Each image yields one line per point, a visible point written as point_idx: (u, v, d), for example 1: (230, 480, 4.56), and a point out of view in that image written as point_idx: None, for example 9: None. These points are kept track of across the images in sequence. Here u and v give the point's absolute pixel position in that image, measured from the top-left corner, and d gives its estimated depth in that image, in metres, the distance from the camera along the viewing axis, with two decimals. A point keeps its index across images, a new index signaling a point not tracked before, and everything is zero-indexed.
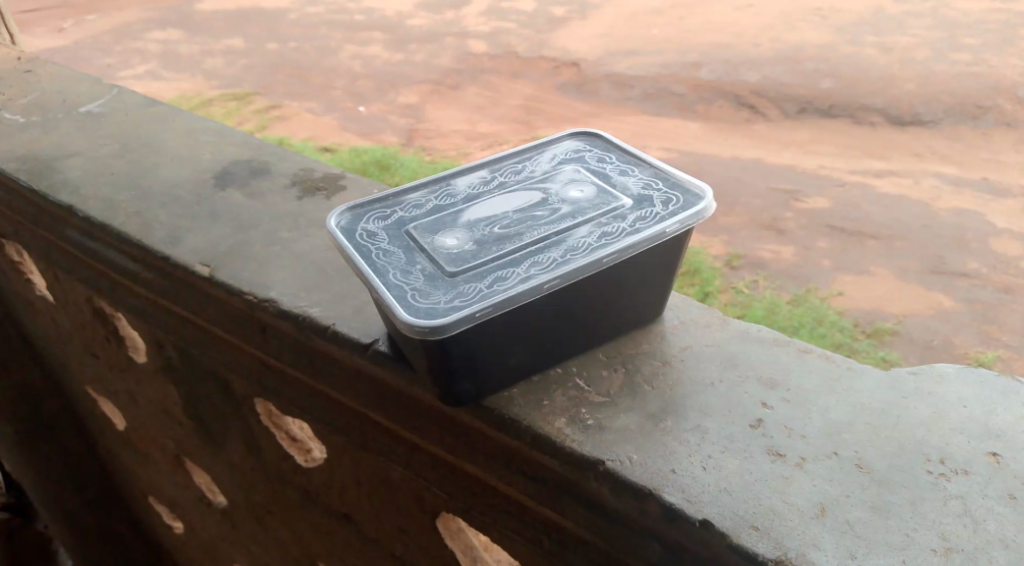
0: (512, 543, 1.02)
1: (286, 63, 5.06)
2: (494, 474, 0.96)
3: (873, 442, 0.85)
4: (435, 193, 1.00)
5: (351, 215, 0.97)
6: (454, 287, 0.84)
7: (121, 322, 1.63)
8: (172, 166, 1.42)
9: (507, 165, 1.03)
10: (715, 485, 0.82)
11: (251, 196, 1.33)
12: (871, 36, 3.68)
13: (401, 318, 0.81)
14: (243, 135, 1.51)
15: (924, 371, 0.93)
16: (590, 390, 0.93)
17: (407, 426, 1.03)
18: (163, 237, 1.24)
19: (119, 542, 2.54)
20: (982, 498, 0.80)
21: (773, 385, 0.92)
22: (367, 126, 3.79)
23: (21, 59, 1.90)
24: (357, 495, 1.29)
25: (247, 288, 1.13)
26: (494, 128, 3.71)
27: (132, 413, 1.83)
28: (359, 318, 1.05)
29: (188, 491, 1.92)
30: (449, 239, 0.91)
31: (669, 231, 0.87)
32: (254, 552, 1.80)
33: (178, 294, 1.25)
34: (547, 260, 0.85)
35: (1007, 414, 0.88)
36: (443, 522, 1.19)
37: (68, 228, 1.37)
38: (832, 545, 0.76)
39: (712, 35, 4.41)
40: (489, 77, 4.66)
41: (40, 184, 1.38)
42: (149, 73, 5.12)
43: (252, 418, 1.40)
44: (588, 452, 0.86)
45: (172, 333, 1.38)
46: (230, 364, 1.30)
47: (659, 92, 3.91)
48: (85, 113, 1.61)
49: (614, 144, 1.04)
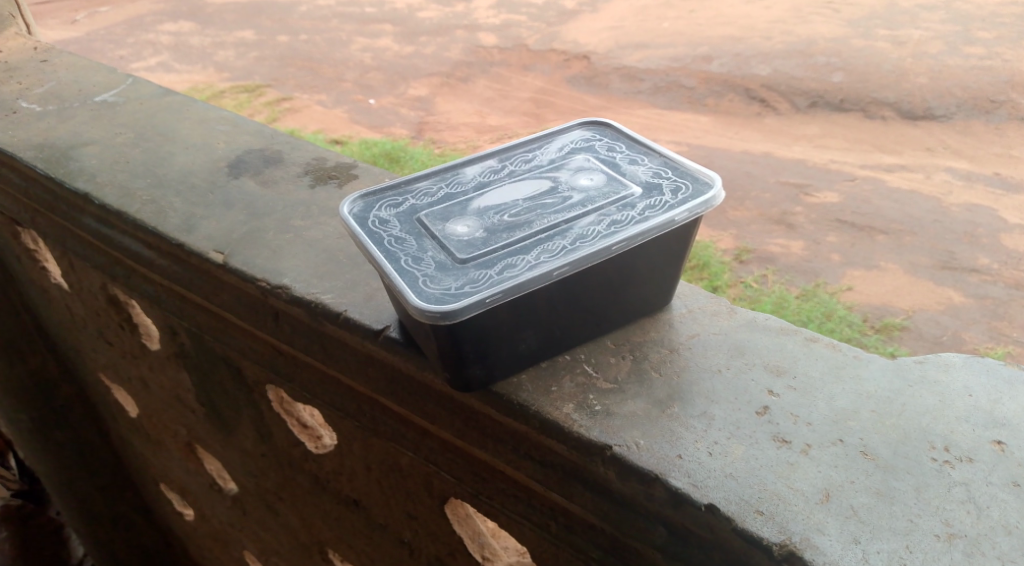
0: (519, 528, 1.04)
1: (297, 55, 5.11)
2: (503, 458, 0.98)
3: (878, 429, 0.86)
4: (446, 181, 1.01)
5: (364, 203, 0.98)
6: (465, 273, 0.85)
7: (135, 309, 1.65)
8: (186, 155, 1.44)
9: (518, 154, 1.04)
10: (721, 470, 0.83)
11: (264, 184, 1.35)
12: (883, 31, 3.68)
13: (413, 303, 0.82)
14: (256, 124, 1.53)
15: (930, 360, 0.94)
16: (597, 376, 0.94)
17: (418, 411, 1.04)
18: (178, 224, 1.26)
19: (130, 529, 2.58)
20: (986, 485, 0.80)
21: (779, 372, 0.93)
22: (378, 118, 3.83)
23: (37, 48, 1.91)
24: (367, 481, 1.31)
25: (261, 275, 1.15)
26: (504, 122, 3.77)
27: (145, 400, 1.85)
28: (370, 305, 1.06)
29: (199, 477, 1.95)
30: (460, 227, 0.92)
31: (678, 220, 0.88)
32: (263, 537, 1.83)
33: (192, 281, 1.27)
34: (557, 247, 0.86)
35: (1011, 402, 0.88)
36: (451, 507, 1.21)
37: (84, 215, 1.39)
38: (837, 530, 0.77)
39: (723, 27, 4.42)
40: (500, 71, 4.70)
41: (56, 172, 1.40)
42: (162, 65, 5.20)
43: (264, 403, 1.41)
44: (595, 437, 0.87)
45: (185, 320, 1.39)
46: (243, 351, 1.32)
47: (671, 86, 3.97)
48: (99, 103, 1.63)
49: (624, 133, 1.05)
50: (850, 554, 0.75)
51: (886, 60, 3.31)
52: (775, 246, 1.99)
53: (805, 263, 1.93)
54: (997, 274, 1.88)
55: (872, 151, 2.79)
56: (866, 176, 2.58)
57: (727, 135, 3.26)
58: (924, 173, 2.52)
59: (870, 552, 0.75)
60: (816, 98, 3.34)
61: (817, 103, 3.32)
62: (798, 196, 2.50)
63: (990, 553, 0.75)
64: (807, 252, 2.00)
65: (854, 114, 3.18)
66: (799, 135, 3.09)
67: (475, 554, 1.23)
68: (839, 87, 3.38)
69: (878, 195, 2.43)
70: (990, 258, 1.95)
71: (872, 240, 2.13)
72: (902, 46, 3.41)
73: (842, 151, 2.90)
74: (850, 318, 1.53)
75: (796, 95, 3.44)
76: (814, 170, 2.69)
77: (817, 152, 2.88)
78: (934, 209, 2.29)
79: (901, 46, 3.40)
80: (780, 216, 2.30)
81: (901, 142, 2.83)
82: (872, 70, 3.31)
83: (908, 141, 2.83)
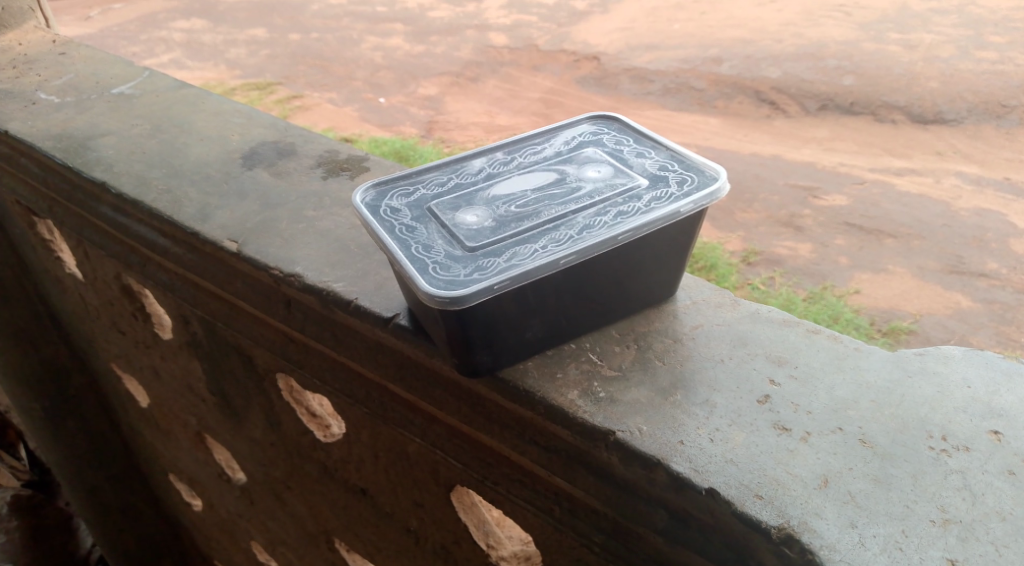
0: (524, 514, 1.06)
1: (308, 53, 5.15)
2: (508, 443, 1.00)
3: (877, 418, 0.88)
4: (456, 172, 1.03)
5: (376, 192, 1.01)
6: (474, 261, 0.87)
7: (149, 299, 1.67)
8: (201, 147, 1.46)
9: (527, 146, 1.06)
10: (721, 455, 0.85)
11: (277, 175, 1.37)
12: (895, 34, 3.66)
13: (422, 289, 0.85)
14: (270, 118, 1.55)
15: (930, 352, 0.96)
16: (602, 364, 0.96)
17: (426, 397, 1.06)
18: (193, 214, 1.29)
19: (139, 520, 2.61)
20: (982, 473, 0.82)
21: (780, 362, 0.95)
22: (388, 117, 3.88)
23: (56, 41, 1.95)
24: (375, 469, 1.33)
25: (274, 263, 1.17)
26: (514, 121, 3.82)
27: (156, 389, 1.88)
28: (381, 293, 1.08)
29: (208, 467, 1.98)
30: (469, 216, 0.94)
31: (683, 211, 0.90)
32: (271, 527, 1.85)
33: (206, 270, 1.30)
34: (563, 237, 0.88)
35: (1009, 394, 0.90)
36: (457, 495, 1.23)
37: (101, 204, 1.42)
38: (834, 514, 0.79)
39: (734, 30, 4.42)
40: (509, 71, 4.73)
41: (74, 161, 1.43)
42: (175, 62, 5.27)
43: (274, 392, 1.44)
44: (599, 422, 0.89)
45: (199, 308, 1.42)
46: (255, 338, 1.35)
47: (680, 87, 4.00)
48: (116, 95, 1.66)
49: (631, 127, 1.07)
50: (847, 537, 0.77)
51: (897, 64, 3.33)
52: (783, 248, 2.02)
53: (813, 266, 1.95)
54: (1006, 278, 1.89)
55: (882, 154, 2.80)
56: (875, 180, 2.60)
57: (736, 138, 3.28)
58: (934, 177, 2.53)
59: (867, 536, 0.77)
60: (826, 101, 3.37)
61: (827, 106, 3.35)
62: (806, 198, 2.52)
63: (983, 538, 0.76)
64: (815, 254, 2.02)
65: (863, 117, 3.18)
66: (809, 138, 3.10)
67: (479, 542, 1.25)
68: (849, 90, 3.37)
69: (887, 199, 2.44)
70: (998, 262, 1.96)
71: (881, 244, 2.13)
72: (913, 50, 3.41)
73: (852, 154, 2.91)
74: (857, 321, 1.56)
75: (806, 98, 3.46)
76: (822, 173, 2.70)
77: (827, 155, 2.90)
78: (943, 213, 2.29)
79: (913, 50, 3.40)
80: (788, 218, 2.33)
81: (910, 146, 2.82)
82: (882, 73, 3.31)
83: (917, 145, 2.83)
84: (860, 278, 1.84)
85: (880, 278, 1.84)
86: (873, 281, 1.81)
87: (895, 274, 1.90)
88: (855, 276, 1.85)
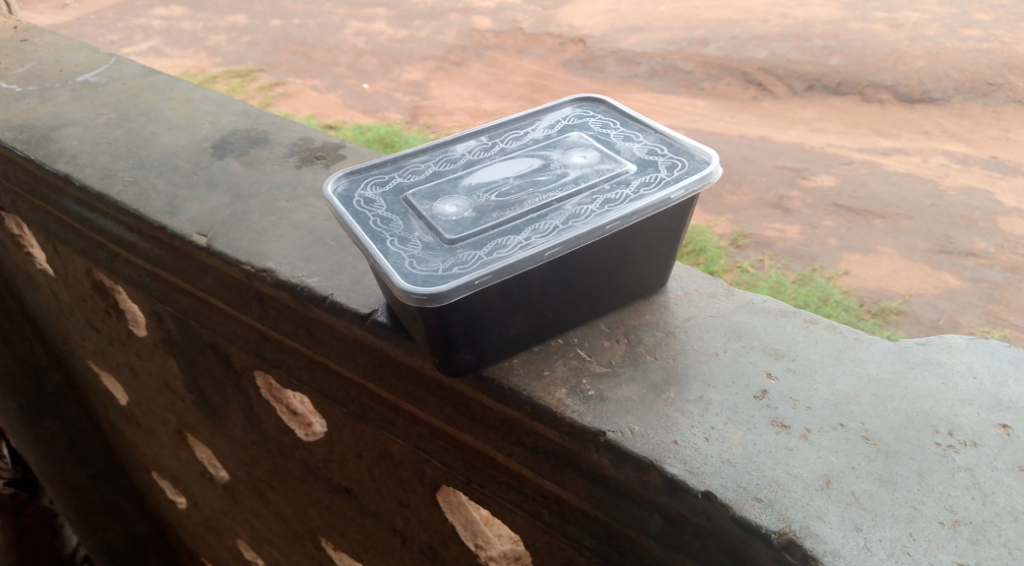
0: (512, 516, 1.01)
1: (290, 39, 5.05)
2: (493, 445, 0.95)
3: (879, 413, 0.83)
4: (435, 159, 0.97)
5: (349, 181, 0.95)
6: (453, 254, 0.82)
7: (121, 295, 1.61)
8: (169, 136, 1.40)
9: (508, 131, 1.01)
10: (718, 456, 0.80)
11: (249, 165, 1.31)
12: (880, 13, 3.61)
13: (398, 285, 0.79)
14: (242, 105, 1.49)
15: (933, 342, 0.91)
16: (591, 360, 0.91)
17: (406, 397, 1.01)
18: (160, 206, 1.23)
19: (122, 519, 2.55)
20: (991, 470, 0.78)
21: (777, 355, 0.90)
22: (371, 103, 3.81)
23: (18, 28, 1.87)
24: (358, 468, 1.28)
25: (245, 258, 1.12)
26: (499, 106, 3.76)
27: (132, 385, 1.82)
28: (357, 289, 1.03)
29: (190, 466, 1.92)
30: (448, 206, 0.89)
31: (674, 198, 0.85)
32: (255, 525, 1.80)
33: (176, 265, 1.24)
34: (549, 227, 0.83)
35: (1016, 385, 0.86)
36: (443, 495, 1.19)
37: (66, 198, 1.35)
38: (837, 517, 0.75)
39: (720, 11, 4.35)
40: (495, 55, 4.65)
41: (35, 153, 1.36)
42: (153, 50, 5.16)
43: (252, 390, 1.38)
44: (589, 422, 0.84)
45: (171, 304, 1.36)
46: (230, 336, 1.29)
47: (666, 69, 3.92)
48: (81, 83, 1.59)
49: (617, 109, 1.02)
50: (852, 541, 0.73)
51: (884, 43, 3.25)
52: (772, 231, 1.97)
53: (802, 248, 1.89)
54: (994, 257, 1.86)
55: (870, 134, 2.76)
56: (863, 160, 2.54)
57: (723, 119, 3.22)
58: (921, 157, 2.49)
59: (873, 541, 0.73)
60: (813, 81, 3.29)
61: (814, 86, 3.28)
62: (794, 179, 2.46)
63: (995, 540, 0.73)
64: (804, 236, 1.97)
65: (851, 97, 3.12)
66: (796, 118, 3.04)
67: (467, 542, 1.21)
68: (836, 70, 3.30)
69: (876, 178, 2.39)
70: (987, 241, 1.93)
71: (869, 224, 2.09)
72: (899, 29, 3.35)
73: (839, 135, 2.86)
74: (846, 302, 1.51)
75: (794, 78, 3.36)
76: (810, 155, 2.63)
77: (814, 136, 2.82)
78: (931, 192, 2.26)
79: (898, 29, 3.35)
80: (776, 199, 2.27)
81: (898, 126, 2.79)
82: (867, 54, 3.22)
83: (906, 124, 2.80)
84: (834, 253, 1.83)
85: (848, 252, 1.85)
86: (846, 257, 1.81)
87: (871, 250, 1.90)
88: (831, 251, 1.85)
